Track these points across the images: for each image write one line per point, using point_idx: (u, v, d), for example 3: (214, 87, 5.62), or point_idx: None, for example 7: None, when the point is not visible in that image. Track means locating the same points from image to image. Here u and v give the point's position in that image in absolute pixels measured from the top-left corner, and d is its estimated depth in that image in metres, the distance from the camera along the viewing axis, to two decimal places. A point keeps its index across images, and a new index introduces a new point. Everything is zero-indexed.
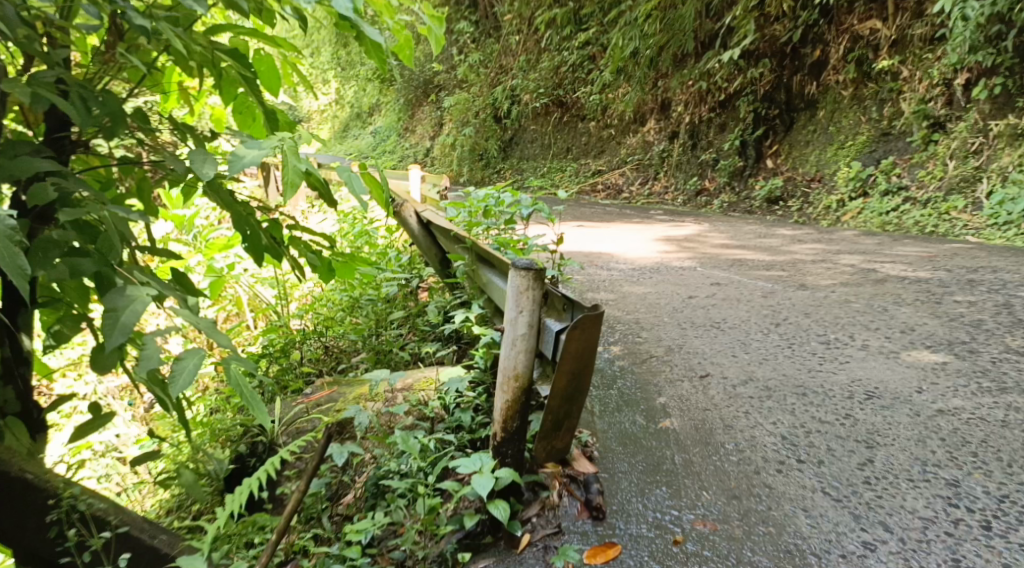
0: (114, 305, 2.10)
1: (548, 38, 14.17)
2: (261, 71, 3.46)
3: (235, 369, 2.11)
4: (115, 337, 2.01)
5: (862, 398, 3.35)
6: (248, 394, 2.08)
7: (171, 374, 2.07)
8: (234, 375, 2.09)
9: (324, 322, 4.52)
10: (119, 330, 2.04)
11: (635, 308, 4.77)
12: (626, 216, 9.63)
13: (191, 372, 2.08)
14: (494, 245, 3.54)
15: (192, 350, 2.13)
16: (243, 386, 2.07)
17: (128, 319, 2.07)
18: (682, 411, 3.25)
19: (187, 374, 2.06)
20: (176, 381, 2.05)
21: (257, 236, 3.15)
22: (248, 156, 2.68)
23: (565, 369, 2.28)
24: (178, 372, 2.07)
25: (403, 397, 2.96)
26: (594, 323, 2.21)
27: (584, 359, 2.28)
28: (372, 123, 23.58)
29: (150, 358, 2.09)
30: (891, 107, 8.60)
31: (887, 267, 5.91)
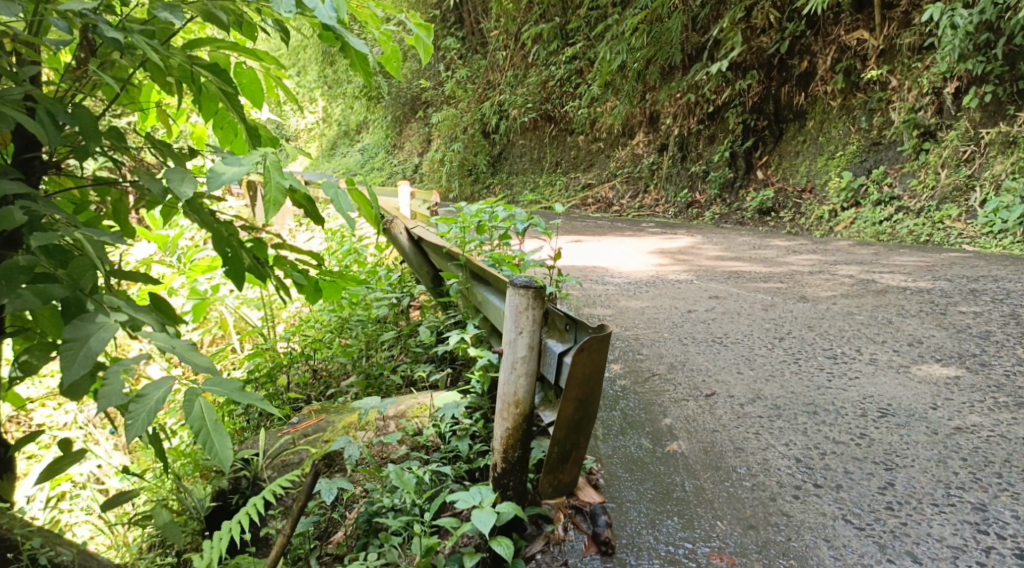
0: (80, 333, 1.92)
1: (534, 52, 14.06)
2: (242, 85, 3.31)
3: (199, 400, 1.79)
4: (73, 369, 1.85)
5: (877, 416, 3.21)
6: (212, 431, 1.76)
7: (131, 412, 1.82)
8: (199, 409, 1.77)
9: (312, 345, 4.36)
10: (78, 361, 1.87)
11: (634, 324, 4.61)
12: (618, 230, 9.52)
13: (150, 411, 1.83)
14: (489, 261, 3.38)
15: (158, 382, 1.92)
16: (206, 422, 1.75)
17: (91, 348, 1.89)
18: (689, 434, 3.09)
19: (143, 416, 1.82)
20: (134, 423, 1.81)
21: (239, 257, 2.96)
22: (227, 173, 2.53)
23: (572, 397, 2.12)
24: (136, 414, 1.83)
25: (396, 426, 2.77)
26: (602, 345, 2.06)
27: (591, 385, 2.13)
28: (359, 140, 23.44)
29: (112, 393, 1.86)
30: (881, 117, 8.53)
31: (886, 277, 5.79)
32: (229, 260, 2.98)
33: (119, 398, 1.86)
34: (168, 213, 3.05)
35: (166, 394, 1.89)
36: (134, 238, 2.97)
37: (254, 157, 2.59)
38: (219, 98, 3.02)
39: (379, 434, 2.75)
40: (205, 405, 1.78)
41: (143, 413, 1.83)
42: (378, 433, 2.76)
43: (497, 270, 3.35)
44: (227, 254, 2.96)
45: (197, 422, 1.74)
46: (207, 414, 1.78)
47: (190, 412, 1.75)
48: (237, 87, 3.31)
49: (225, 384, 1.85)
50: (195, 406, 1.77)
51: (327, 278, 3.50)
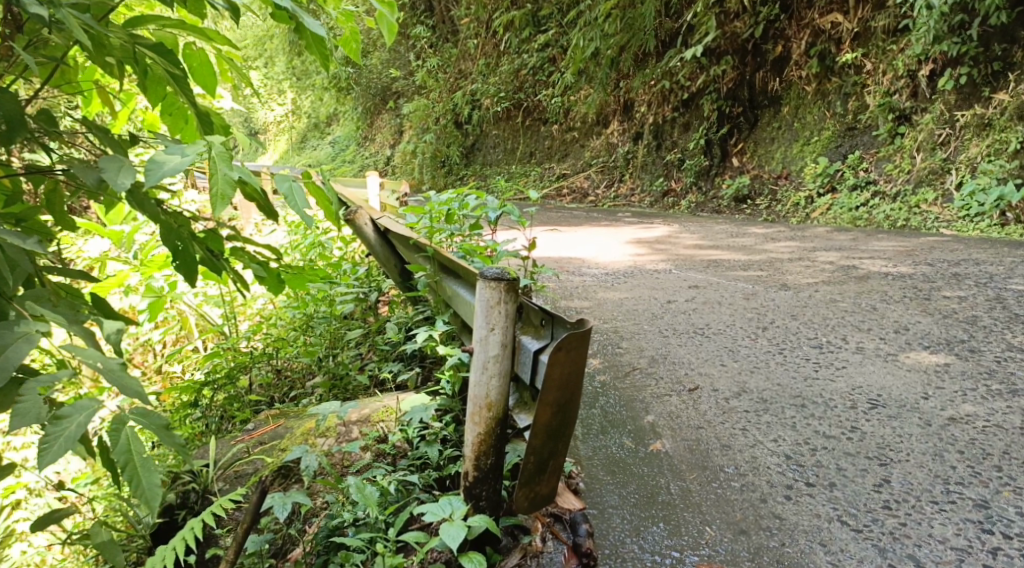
0: None
1: (506, 40, 13.76)
2: (193, 70, 3.06)
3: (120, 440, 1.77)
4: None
5: (868, 408, 3.06)
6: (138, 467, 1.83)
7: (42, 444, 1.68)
8: (127, 440, 1.85)
9: (275, 344, 4.15)
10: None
11: (612, 316, 4.44)
12: (593, 220, 9.33)
13: (66, 440, 1.71)
14: (458, 253, 3.19)
15: (81, 403, 1.78)
16: (134, 457, 1.83)
17: (11, 359, 1.71)
18: (673, 431, 2.92)
19: (58, 446, 1.69)
20: (48, 450, 1.68)
21: (190, 250, 2.74)
22: (168, 164, 2.30)
23: (549, 401, 1.92)
24: (50, 442, 1.69)
25: (360, 432, 2.55)
26: (583, 342, 1.87)
27: (570, 388, 1.93)
28: (330, 132, 22.98)
29: (23, 416, 1.70)
30: (856, 102, 8.44)
31: (867, 263, 5.68)
32: (180, 254, 2.76)
33: (34, 421, 1.70)
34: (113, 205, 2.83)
35: (90, 418, 1.77)
36: (72, 230, 2.74)
37: (197, 147, 2.35)
38: (167, 82, 2.78)
39: (343, 440, 2.53)
40: (137, 437, 1.87)
41: (55, 447, 1.70)
42: (342, 440, 2.54)
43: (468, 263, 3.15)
44: (177, 247, 2.74)
45: (125, 458, 1.82)
46: (137, 447, 1.86)
47: (119, 441, 1.85)
48: (188, 71, 3.06)
49: (155, 418, 1.90)
50: (123, 435, 1.85)
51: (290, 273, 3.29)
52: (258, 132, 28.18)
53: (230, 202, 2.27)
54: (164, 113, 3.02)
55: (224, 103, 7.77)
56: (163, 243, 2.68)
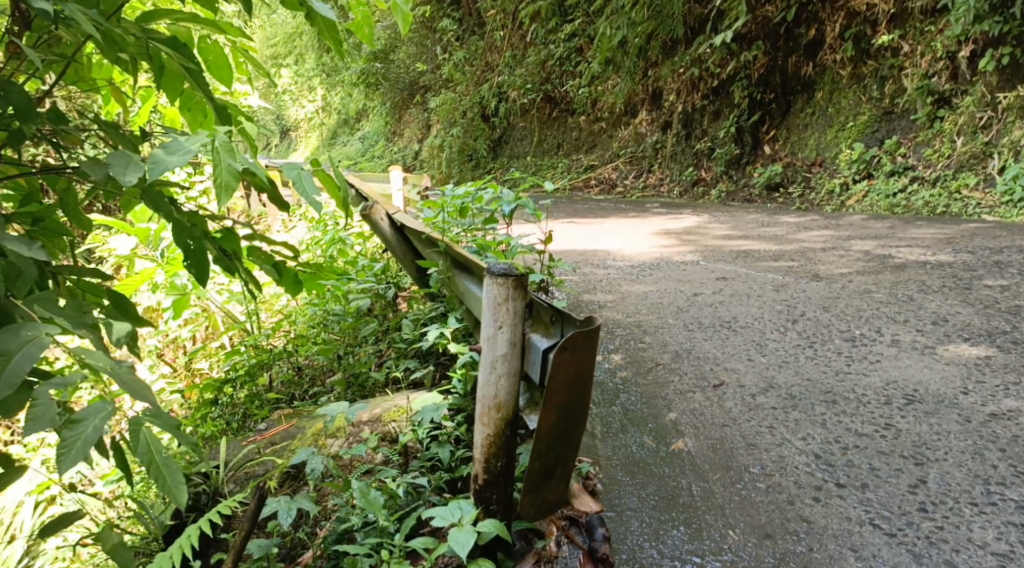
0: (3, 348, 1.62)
1: (533, 31, 13.59)
2: (209, 64, 3.02)
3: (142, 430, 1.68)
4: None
5: (903, 405, 2.92)
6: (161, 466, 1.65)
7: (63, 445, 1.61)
8: (145, 440, 1.66)
9: (295, 341, 4.11)
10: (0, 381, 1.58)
11: (636, 310, 4.33)
12: (621, 211, 9.20)
13: (89, 437, 1.64)
14: (473, 247, 3.12)
15: (95, 404, 1.70)
16: (155, 456, 1.64)
17: (16, 367, 1.60)
18: (696, 430, 2.81)
19: (81, 443, 1.62)
20: (71, 451, 1.61)
21: (202, 250, 2.67)
22: (171, 159, 2.25)
23: (554, 404, 1.84)
24: (71, 441, 1.63)
25: (370, 431, 2.48)
26: (591, 340, 1.79)
27: (577, 389, 1.85)
28: (360, 128, 23.04)
29: (38, 419, 1.61)
30: (892, 85, 8.17)
31: (904, 252, 5.47)
32: (192, 254, 2.69)
33: (48, 424, 1.61)
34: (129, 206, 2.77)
35: (105, 420, 1.69)
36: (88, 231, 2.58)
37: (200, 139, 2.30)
38: (184, 78, 2.72)
39: (352, 440, 2.46)
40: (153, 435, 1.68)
41: (77, 447, 1.62)
42: (351, 439, 2.47)
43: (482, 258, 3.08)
44: (189, 246, 2.66)
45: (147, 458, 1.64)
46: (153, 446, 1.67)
47: (137, 442, 1.65)
48: (204, 65, 3.02)
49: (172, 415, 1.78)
50: (141, 436, 1.66)
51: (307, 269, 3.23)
52: (289, 129, 28.41)
53: (234, 194, 2.24)
54: (182, 110, 2.97)
55: (250, 100, 7.80)
56: (175, 242, 2.61)
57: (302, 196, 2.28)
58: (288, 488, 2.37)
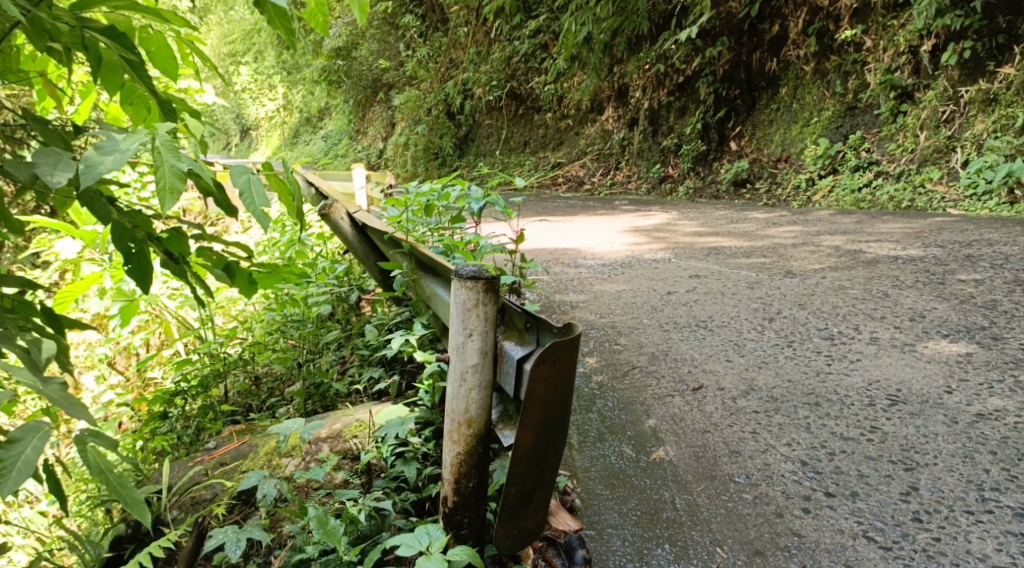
0: None
1: (496, 27, 13.40)
2: (152, 55, 2.75)
3: (89, 447, 1.57)
4: None
5: (887, 405, 2.83)
6: (114, 483, 1.57)
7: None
8: (94, 457, 1.56)
9: (252, 348, 3.90)
10: None
11: (609, 310, 4.19)
12: (589, 209, 9.08)
13: (27, 461, 1.58)
14: (439, 247, 2.96)
15: (30, 425, 1.64)
16: (108, 474, 1.57)
17: None
18: (677, 438, 2.68)
19: (16, 470, 1.56)
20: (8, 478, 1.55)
21: (145, 253, 2.43)
22: (104, 161, 2.05)
23: (531, 422, 1.68)
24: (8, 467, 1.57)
25: (329, 451, 2.29)
26: (572, 349, 1.64)
27: (557, 403, 1.70)
28: (320, 127, 22.48)
29: None
30: (856, 80, 8.17)
31: (874, 246, 5.42)
32: (134, 257, 2.45)
33: None
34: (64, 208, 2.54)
35: (42, 443, 1.63)
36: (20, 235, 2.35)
37: (138, 138, 2.09)
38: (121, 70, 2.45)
39: (309, 460, 2.26)
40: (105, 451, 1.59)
41: (14, 470, 1.57)
42: (308, 459, 2.27)
43: (449, 259, 2.91)
44: (131, 250, 2.42)
45: (103, 478, 1.54)
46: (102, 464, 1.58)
47: (91, 461, 1.55)
48: (145, 56, 2.75)
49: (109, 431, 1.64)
50: (91, 453, 1.55)
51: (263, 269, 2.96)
52: (249, 129, 27.82)
53: (179, 196, 2.03)
54: (123, 104, 2.66)
55: (206, 98, 7.51)
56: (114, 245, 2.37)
57: (249, 206, 2.11)
58: (235, 517, 2.15)
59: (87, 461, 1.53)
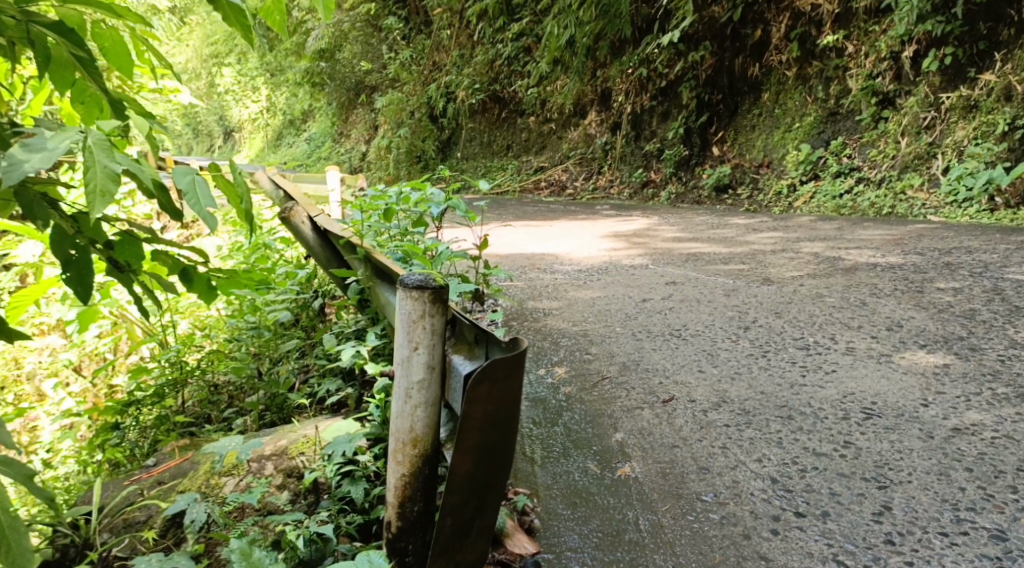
0: None
1: (480, 30, 13.30)
2: (104, 52, 2.42)
3: None
4: None
5: (862, 419, 2.73)
6: None
7: None
8: None
9: (212, 355, 3.76)
10: None
11: (582, 318, 4.08)
12: (570, 213, 8.98)
13: None
14: (397, 253, 2.86)
15: None
16: None
17: None
18: (644, 453, 2.58)
19: None
20: None
21: (88, 260, 2.24)
22: (30, 161, 1.87)
23: (467, 447, 1.59)
24: None
25: (273, 469, 2.16)
26: (513, 369, 1.55)
27: (498, 425, 1.61)
28: (302, 130, 22.12)
29: None
30: (838, 86, 8.13)
31: (854, 253, 5.36)
32: (74, 265, 2.26)
33: None
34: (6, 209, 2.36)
35: None
36: None
37: (69, 136, 1.89)
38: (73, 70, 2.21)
39: (251, 479, 2.13)
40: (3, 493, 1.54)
41: None
42: (248, 478, 2.14)
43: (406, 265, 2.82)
44: (71, 257, 2.23)
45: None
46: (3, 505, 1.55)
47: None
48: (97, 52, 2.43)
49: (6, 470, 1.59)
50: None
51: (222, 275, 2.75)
52: (232, 131, 27.54)
53: (111, 200, 1.82)
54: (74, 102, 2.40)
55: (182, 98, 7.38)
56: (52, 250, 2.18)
57: (194, 207, 1.95)
58: (167, 542, 2.02)
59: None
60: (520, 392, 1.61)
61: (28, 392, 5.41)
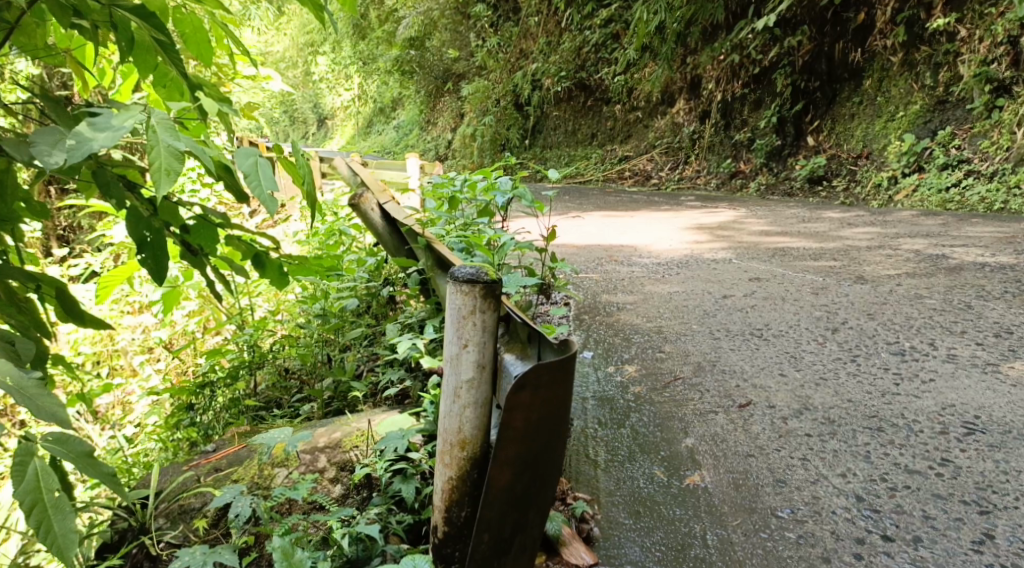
0: None
1: (567, 17, 13.07)
2: (186, 38, 2.34)
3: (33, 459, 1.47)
4: None
5: (962, 435, 2.48)
6: (51, 509, 1.45)
7: None
8: (35, 474, 1.47)
9: (284, 340, 3.81)
10: None
11: (657, 313, 3.92)
12: (654, 204, 8.75)
13: None
14: (460, 244, 2.81)
15: None
16: (42, 495, 1.45)
17: None
18: (715, 461, 2.42)
19: None
20: None
21: (162, 244, 2.12)
22: (97, 139, 1.78)
23: (506, 457, 1.55)
24: None
25: (327, 461, 2.16)
26: (557, 373, 1.49)
27: (541, 431, 1.55)
28: (392, 117, 22.40)
29: None
30: (947, 72, 7.55)
31: (960, 252, 4.96)
32: (148, 248, 2.14)
33: None
34: (86, 191, 2.28)
35: None
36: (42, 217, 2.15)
37: (134, 115, 1.81)
38: (153, 52, 2.10)
39: (303, 471, 2.11)
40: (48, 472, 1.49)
41: None
42: (302, 470, 2.13)
43: (468, 257, 2.78)
44: (145, 239, 2.11)
45: (29, 499, 1.43)
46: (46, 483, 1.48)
47: (24, 477, 1.45)
48: (179, 39, 2.34)
49: (75, 444, 1.51)
50: (29, 470, 1.46)
51: (294, 261, 2.65)
52: (326, 119, 28.30)
53: (177, 178, 1.74)
54: (155, 86, 2.29)
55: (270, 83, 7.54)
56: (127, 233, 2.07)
57: (257, 188, 1.88)
58: (217, 532, 2.04)
59: (13, 477, 1.43)
60: (565, 398, 1.55)
61: (124, 366, 5.68)
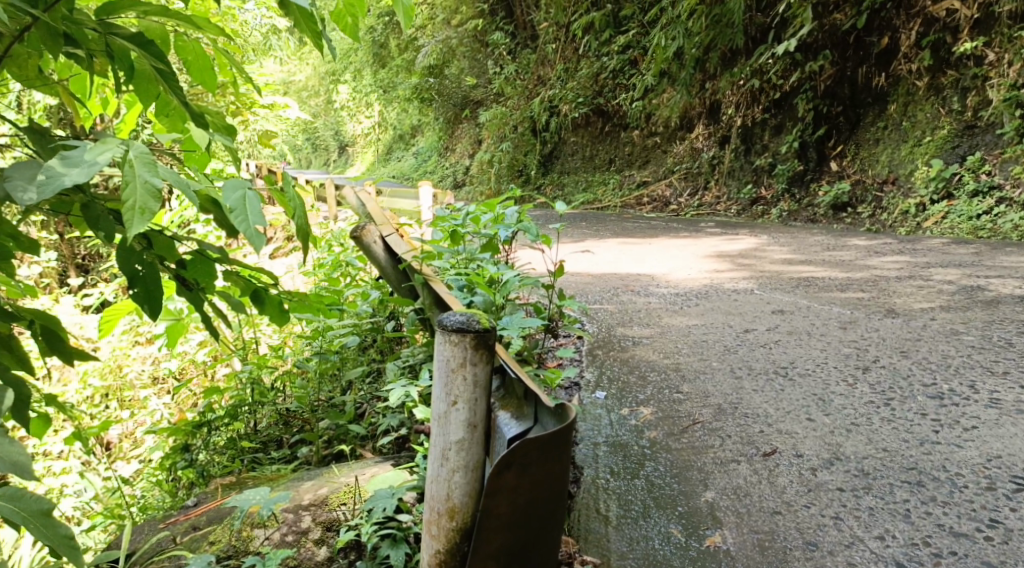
0: None
1: (585, 43, 13.02)
2: (188, 65, 2.14)
3: None
4: None
5: (1011, 491, 2.26)
6: None
7: None
8: None
9: (282, 380, 3.64)
10: None
11: (675, 349, 3.71)
12: (673, 231, 8.54)
13: None
14: (459, 281, 2.69)
15: None
16: None
17: None
18: (738, 520, 2.21)
19: None
20: None
21: (155, 278, 1.93)
22: (69, 174, 1.63)
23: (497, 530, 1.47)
24: None
25: (311, 522, 1.99)
26: (550, 447, 1.42)
27: (532, 508, 1.48)
28: (412, 144, 22.40)
29: None
30: (976, 96, 7.32)
31: (996, 283, 4.70)
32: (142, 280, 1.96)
33: None
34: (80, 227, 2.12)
35: None
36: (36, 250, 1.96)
37: (111, 147, 1.65)
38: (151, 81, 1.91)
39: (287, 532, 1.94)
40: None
41: None
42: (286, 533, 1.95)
43: (468, 294, 2.66)
44: (137, 272, 1.92)
45: None
46: None
47: None
48: (180, 66, 2.15)
49: (29, 502, 1.39)
50: None
51: (294, 297, 2.47)
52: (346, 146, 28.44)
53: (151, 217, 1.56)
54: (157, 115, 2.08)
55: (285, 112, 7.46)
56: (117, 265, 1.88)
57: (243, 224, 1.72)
58: None
59: None
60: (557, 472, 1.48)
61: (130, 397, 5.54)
